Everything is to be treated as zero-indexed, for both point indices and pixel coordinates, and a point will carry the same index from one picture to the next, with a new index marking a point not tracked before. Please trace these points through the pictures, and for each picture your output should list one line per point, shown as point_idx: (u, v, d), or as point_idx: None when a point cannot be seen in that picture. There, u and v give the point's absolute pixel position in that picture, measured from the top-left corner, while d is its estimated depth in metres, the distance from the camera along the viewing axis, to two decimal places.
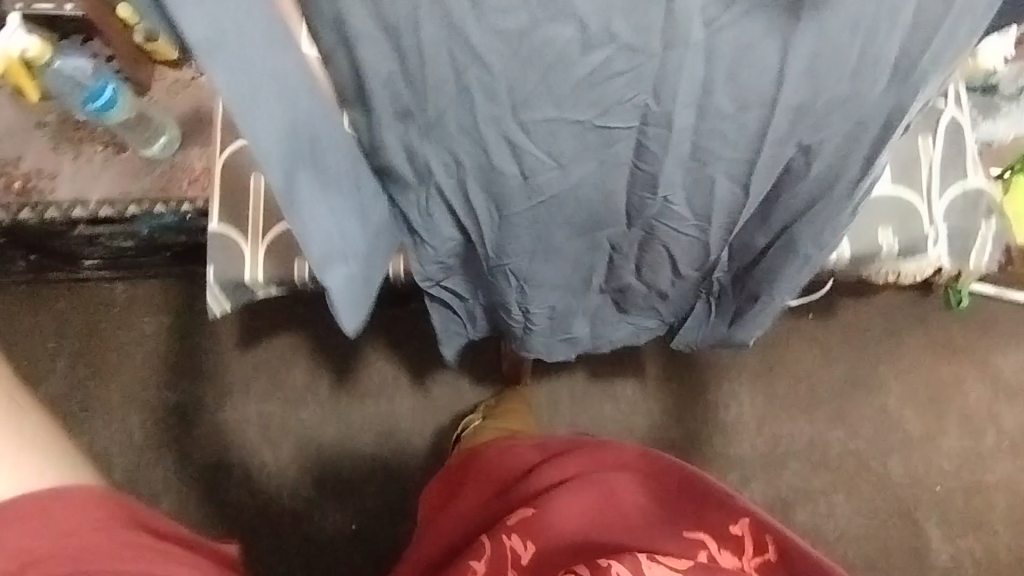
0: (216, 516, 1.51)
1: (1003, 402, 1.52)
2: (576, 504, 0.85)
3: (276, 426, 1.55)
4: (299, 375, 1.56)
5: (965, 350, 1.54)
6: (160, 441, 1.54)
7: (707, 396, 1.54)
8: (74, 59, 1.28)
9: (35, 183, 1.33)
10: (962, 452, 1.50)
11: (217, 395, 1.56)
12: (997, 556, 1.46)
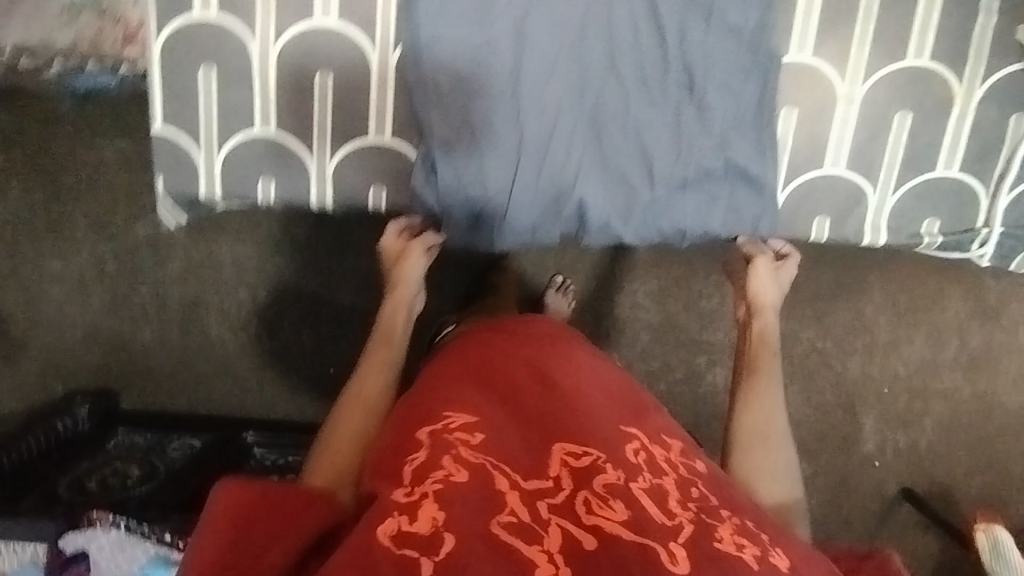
0: (197, 348, 1.53)
1: (975, 320, 1.55)
2: (521, 422, 0.83)
3: (253, 269, 1.51)
4: (276, 221, 1.50)
5: (948, 268, 1.53)
6: (135, 272, 1.50)
7: (691, 284, 1.52)
8: None
9: None
10: (920, 360, 1.57)
11: (193, 234, 1.49)
12: (918, 448, 1.60)
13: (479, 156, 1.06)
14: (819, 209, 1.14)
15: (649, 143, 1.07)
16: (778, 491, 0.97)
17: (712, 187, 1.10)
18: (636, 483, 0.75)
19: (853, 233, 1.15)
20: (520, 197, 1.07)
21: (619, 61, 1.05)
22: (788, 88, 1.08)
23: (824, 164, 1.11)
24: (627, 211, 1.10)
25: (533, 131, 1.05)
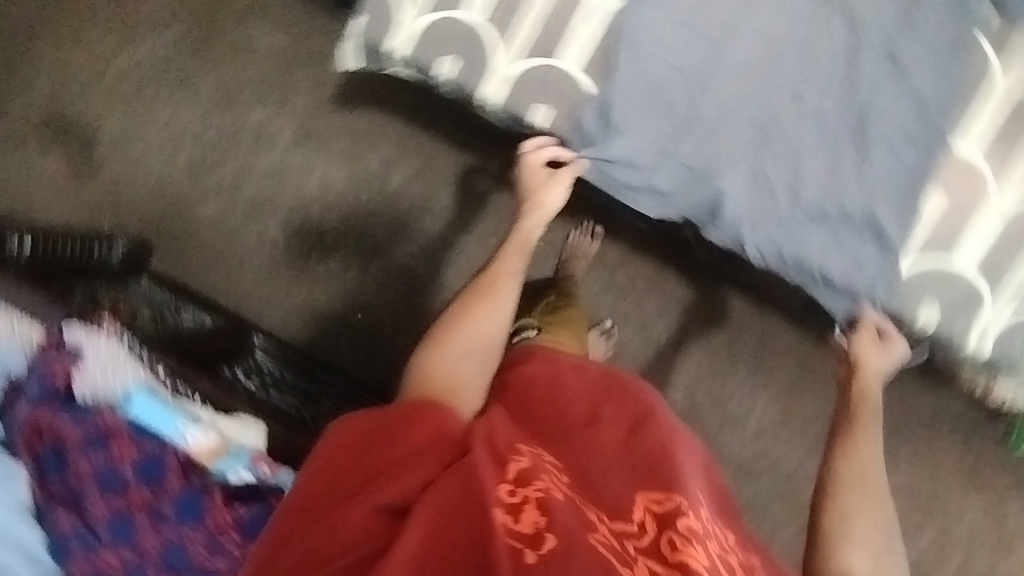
0: (246, 237, 1.53)
1: (988, 546, 1.40)
2: (600, 455, 0.79)
3: (333, 189, 1.53)
4: (373, 156, 1.52)
5: (980, 473, 1.41)
6: (229, 144, 1.54)
7: (727, 384, 1.44)
8: None
9: None
10: (920, 562, 1.40)
11: (297, 134, 1.54)
12: None
13: (638, 110, 1.04)
14: (933, 296, 1.03)
15: (810, 172, 1.01)
16: (872, 569, 0.75)
17: (842, 230, 1.03)
18: (710, 539, 0.72)
19: (960, 334, 1.03)
20: (660, 163, 1.05)
21: (809, 105, 1.00)
22: (944, 165, 1.01)
23: (951, 255, 1.02)
24: (763, 222, 1.05)
25: (701, 113, 1.03)
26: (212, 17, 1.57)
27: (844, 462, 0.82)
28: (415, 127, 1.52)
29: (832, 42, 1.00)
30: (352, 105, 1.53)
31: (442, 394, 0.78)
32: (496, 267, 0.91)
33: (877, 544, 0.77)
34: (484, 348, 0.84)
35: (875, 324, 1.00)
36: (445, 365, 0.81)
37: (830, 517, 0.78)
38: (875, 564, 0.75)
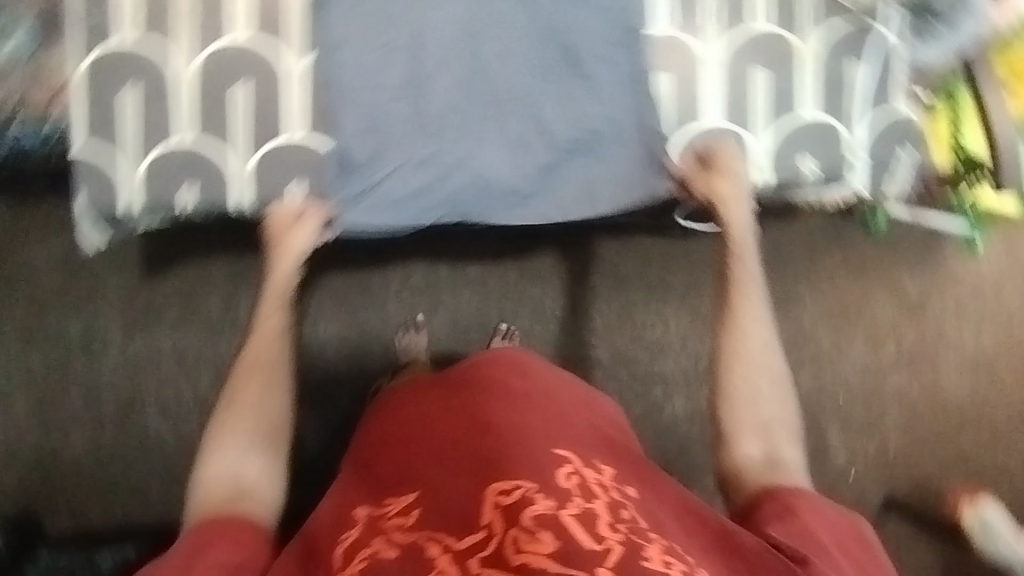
0: (111, 454, 1.34)
1: (906, 319, 1.44)
2: (443, 450, 0.67)
3: (165, 358, 1.34)
4: (187, 305, 1.35)
5: (871, 264, 1.45)
6: (35, 376, 1.33)
7: (636, 316, 1.42)
8: None
9: None
10: (865, 367, 1.43)
11: (97, 328, 1.34)
12: (886, 459, 1.42)
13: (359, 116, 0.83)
14: (753, 156, 0.84)
15: (547, 110, 0.83)
16: (764, 443, 0.71)
17: (613, 148, 0.85)
18: (565, 509, 0.58)
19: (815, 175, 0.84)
20: (396, 175, 0.84)
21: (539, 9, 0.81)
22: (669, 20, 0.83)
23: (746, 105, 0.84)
24: (526, 191, 0.86)
25: (415, 89, 0.82)
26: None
27: (727, 338, 0.75)
28: (215, 258, 1.34)
29: None
30: (137, 270, 1.34)
31: (230, 503, 0.70)
32: (252, 350, 0.77)
33: (765, 414, 0.72)
34: (268, 423, 0.74)
35: (700, 145, 0.84)
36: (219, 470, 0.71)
37: (724, 406, 0.73)
38: (765, 438, 0.71)
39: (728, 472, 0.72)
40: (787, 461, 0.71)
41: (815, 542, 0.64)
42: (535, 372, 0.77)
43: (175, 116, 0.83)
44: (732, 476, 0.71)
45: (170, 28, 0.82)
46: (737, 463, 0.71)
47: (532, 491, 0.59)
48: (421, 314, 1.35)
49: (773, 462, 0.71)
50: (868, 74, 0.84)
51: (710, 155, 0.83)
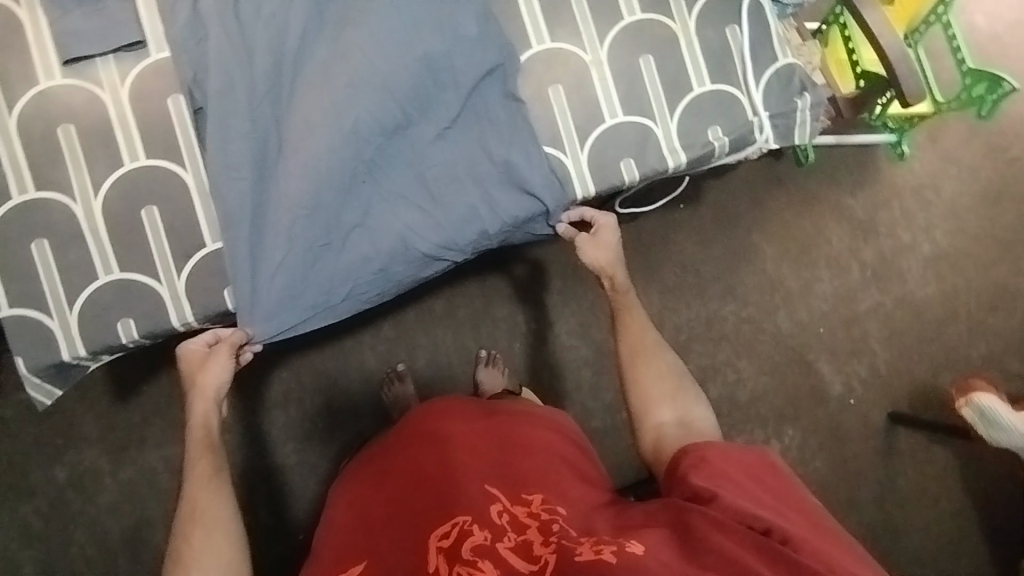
0: None
1: (860, 238, 1.47)
2: (380, 518, 0.64)
3: (146, 486, 1.28)
4: (155, 427, 1.29)
5: (813, 196, 1.47)
6: (13, 546, 1.25)
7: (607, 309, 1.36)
8: None
9: None
10: (835, 294, 1.45)
11: (66, 477, 1.27)
12: (879, 375, 1.44)
13: (246, 220, 0.76)
14: (619, 149, 0.84)
15: None
16: (676, 410, 0.72)
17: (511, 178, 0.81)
18: (500, 542, 0.56)
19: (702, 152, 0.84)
20: (269, 251, 0.76)
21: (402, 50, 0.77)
22: (525, 41, 0.83)
23: (603, 104, 0.83)
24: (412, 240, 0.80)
25: (292, 178, 0.76)
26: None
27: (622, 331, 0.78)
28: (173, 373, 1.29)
29: None
30: (95, 409, 1.28)
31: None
32: (190, 501, 0.68)
33: (668, 383, 0.73)
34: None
35: (584, 217, 0.85)
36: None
37: (632, 389, 0.74)
38: (674, 404, 0.72)
39: (651, 447, 0.71)
40: (700, 424, 0.71)
41: (730, 480, 0.60)
42: (471, 411, 0.74)
43: (96, 256, 0.76)
44: (654, 448, 0.70)
45: (69, 168, 0.75)
46: (657, 432, 0.71)
47: (466, 524, 0.58)
48: (401, 362, 1.29)
49: (686, 425, 0.71)
50: (747, 38, 0.85)
51: (591, 229, 0.83)
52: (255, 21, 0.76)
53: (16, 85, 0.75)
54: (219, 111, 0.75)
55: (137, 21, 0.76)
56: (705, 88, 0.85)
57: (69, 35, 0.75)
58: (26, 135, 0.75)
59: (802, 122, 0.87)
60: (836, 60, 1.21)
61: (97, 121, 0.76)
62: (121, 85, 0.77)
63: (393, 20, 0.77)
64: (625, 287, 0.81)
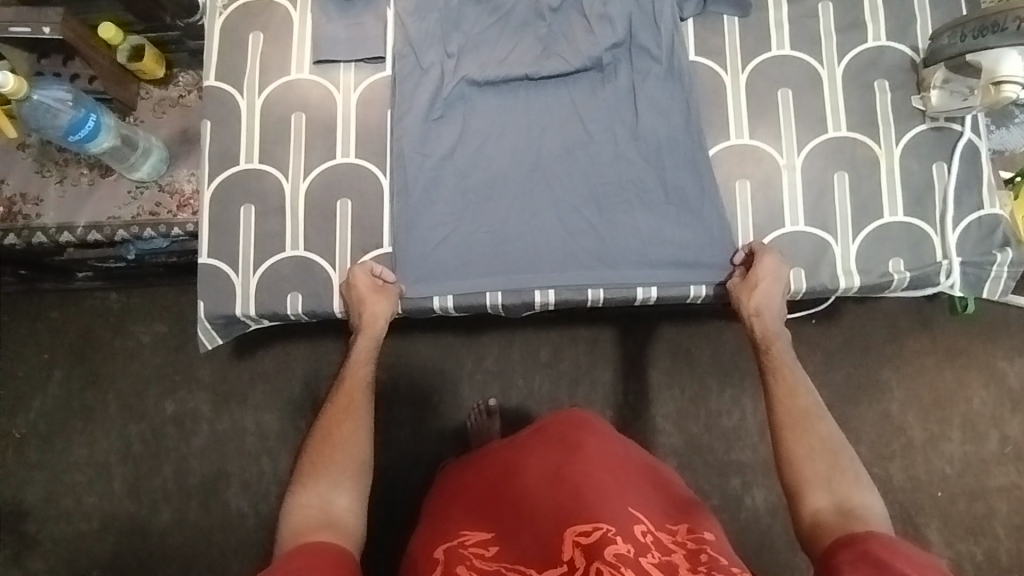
0: (175, 534, 1.33)
1: (1007, 408, 1.30)
2: (523, 499, 0.70)
3: (234, 440, 1.35)
4: (258, 389, 1.37)
5: (963, 351, 1.32)
6: (110, 456, 1.36)
7: (710, 404, 1.31)
8: (53, 87, 0.86)
9: (20, 208, 0.98)
10: (966, 459, 1.29)
11: (174, 411, 1.37)
12: (998, 566, 1.25)
13: (420, 179, 0.83)
14: (792, 257, 0.82)
15: (570, 202, 0.84)
16: (833, 494, 0.63)
17: (673, 269, 0.83)
18: (646, 556, 0.61)
19: (879, 281, 0.81)
20: (444, 184, 0.84)
21: (570, 210, 0.84)
22: (720, 134, 0.85)
23: (785, 212, 0.83)
24: (568, 207, 0.84)
25: (472, 241, 0.83)
26: (65, 347, 1.40)
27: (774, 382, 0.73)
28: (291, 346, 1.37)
29: (573, 170, 0.84)
30: (218, 358, 1.38)
31: (320, 534, 0.64)
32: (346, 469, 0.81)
33: (824, 462, 0.66)
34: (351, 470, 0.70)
35: (749, 251, 0.82)
36: (311, 499, 0.67)
37: (783, 460, 0.67)
38: (831, 487, 0.64)
39: (807, 528, 0.63)
40: (861, 508, 0.62)
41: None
42: (606, 435, 0.79)
43: (286, 231, 0.83)
44: (810, 528, 0.62)
45: (289, 150, 0.85)
46: (811, 518, 0.62)
47: (610, 532, 0.62)
48: (493, 398, 1.30)
49: (845, 510, 0.62)
50: (955, 179, 0.82)
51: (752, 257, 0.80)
52: (487, 29, 0.85)
53: (268, 68, 0.86)
54: (442, 95, 0.84)
55: (383, 38, 0.86)
56: (896, 218, 0.82)
57: (321, 42, 0.85)
58: (262, 114, 0.85)
59: (995, 274, 0.81)
60: None
61: (320, 114, 0.85)
62: (354, 90, 0.86)
63: (566, 191, 0.84)
64: (811, 449, 0.67)
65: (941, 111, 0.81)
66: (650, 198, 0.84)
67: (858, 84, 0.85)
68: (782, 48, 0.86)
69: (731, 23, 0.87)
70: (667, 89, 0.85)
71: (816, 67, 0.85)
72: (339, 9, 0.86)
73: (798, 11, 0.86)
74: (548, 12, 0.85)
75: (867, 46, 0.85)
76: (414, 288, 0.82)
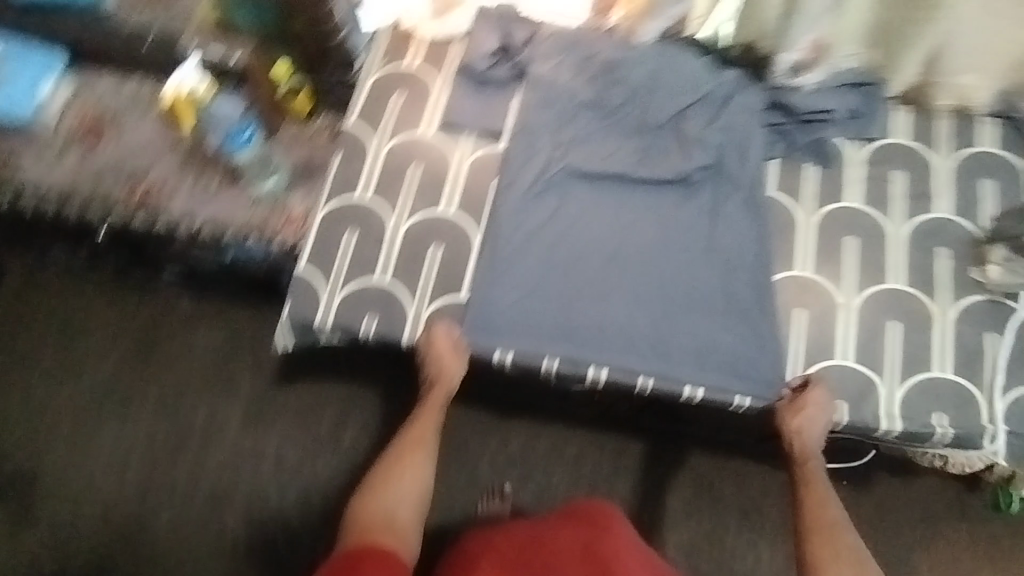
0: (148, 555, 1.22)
1: None
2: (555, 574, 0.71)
3: None
4: None
5: (1004, 554, 1.25)
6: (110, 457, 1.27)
7: (727, 543, 1.26)
8: (229, 101, 1.09)
9: (153, 196, 1.11)
10: None
11: None
12: None
13: (508, 243, 0.92)
14: (838, 390, 0.85)
15: (638, 294, 0.90)
16: None
17: (723, 376, 0.87)
18: None
19: (921, 430, 0.83)
20: (528, 253, 0.92)
21: (638, 301, 0.90)
22: (785, 262, 0.92)
23: (836, 345, 0.87)
24: (636, 298, 0.90)
25: (542, 308, 0.90)
26: (99, 335, 1.34)
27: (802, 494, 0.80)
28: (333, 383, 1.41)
29: (647, 267, 0.91)
30: None
31: (384, 532, 0.74)
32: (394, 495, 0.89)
33: (850, 569, 0.72)
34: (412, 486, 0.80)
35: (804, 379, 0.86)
36: (378, 506, 0.76)
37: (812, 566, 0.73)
38: None
39: None
40: None
41: None
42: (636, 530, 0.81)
43: (379, 260, 0.93)
44: None
45: (400, 193, 0.96)
46: None
47: None
48: (509, 482, 1.29)
49: None
50: (1005, 352, 0.86)
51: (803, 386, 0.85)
52: (595, 131, 0.96)
53: (400, 124, 0.99)
54: (544, 177, 0.95)
55: (504, 121, 0.99)
56: (944, 375, 0.85)
57: (451, 113, 0.99)
58: (386, 159, 0.98)
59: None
60: None
61: (435, 170, 0.97)
62: (468, 156, 0.98)
63: (638, 283, 0.91)
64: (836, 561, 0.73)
65: (1000, 286, 0.87)
66: (714, 307, 0.90)
67: (920, 246, 0.92)
68: (854, 201, 0.95)
69: (812, 172, 0.96)
70: (746, 215, 0.93)
71: (882, 225, 0.93)
72: (473, 89, 1.00)
73: (874, 173, 0.95)
74: (652, 129, 0.95)
75: (932, 218, 0.93)
76: (479, 335, 0.89)
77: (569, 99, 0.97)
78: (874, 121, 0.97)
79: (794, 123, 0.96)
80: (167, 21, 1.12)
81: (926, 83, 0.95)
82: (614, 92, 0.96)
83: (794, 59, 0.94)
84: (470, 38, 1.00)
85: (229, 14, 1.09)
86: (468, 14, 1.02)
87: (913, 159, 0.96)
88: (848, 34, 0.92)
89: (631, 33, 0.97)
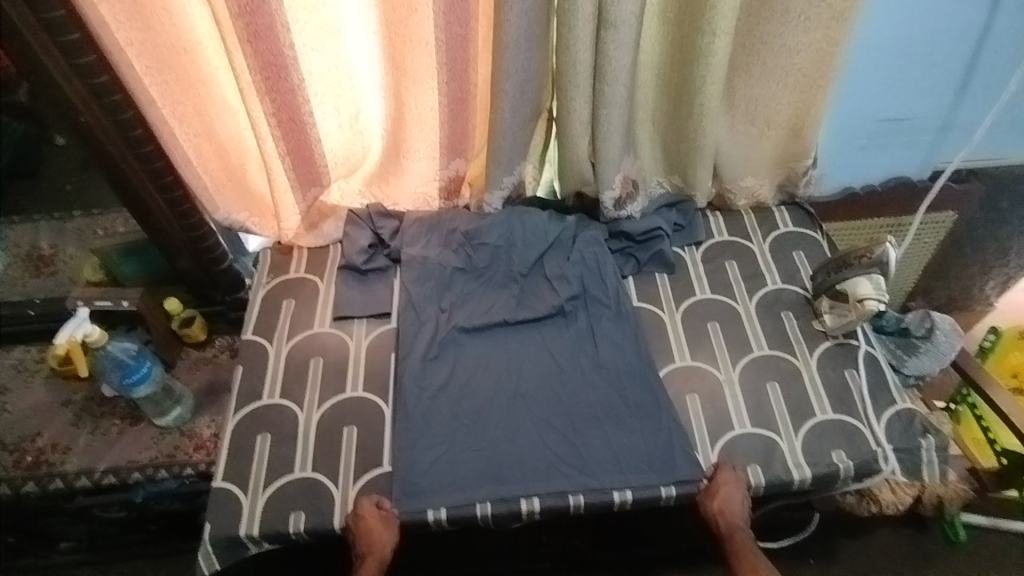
0: None
1: None
2: None
3: None
4: None
5: None
6: None
7: None
8: (125, 341, 1.04)
9: (47, 457, 1.07)
10: None
11: None
12: None
13: (418, 406, 0.97)
14: (745, 455, 0.93)
15: (550, 420, 0.97)
16: None
17: (646, 474, 0.92)
18: None
19: (826, 470, 0.91)
20: (440, 410, 0.97)
21: (550, 426, 0.96)
22: (666, 357, 1.03)
23: (732, 415, 0.96)
24: (549, 424, 0.96)
25: (465, 457, 0.93)
26: None
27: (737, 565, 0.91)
28: None
29: (549, 394, 0.99)
30: None
31: None
32: None
33: None
34: None
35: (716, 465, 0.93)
36: None
37: None
38: None
39: None
40: None
41: None
42: None
43: (296, 455, 0.93)
44: None
45: (307, 386, 1.00)
46: None
47: None
48: None
49: None
50: (866, 383, 0.98)
51: (714, 472, 0.92)
52: (472, 292, 1.08)
53: (294, 325, 1.07)
54: (436, 341, 1.03)
55: (391, 300, 1.09)
56: (828, 416, 0.96)
57: (342, 305, 1.08)
58: (288, 358, 1.03)
59: (928, 459, 0.93)
60: (972, 438, 1.26)
61: (337, 358, 1.03)
62: (365, 337, 1.05)
63: (547, 410, 0.98)
64: None
65: (837, 330, 1.02)
66: (619, 414, 0.97)
67: (768, 315, 1.07)
68: (704, 292, 1.10)
69: (662, 279, 1.12)
70: (621, 326, 1.05)
71: (733, 305, 1.08)
72: (359, 281, 1.11)
73: (710, 267, 1.13)
74: (521, 276, 1.09)
75: (769, 290, 1.09)
76: (410, 503, 0.89)
77: (444, 269, 1.09)
78: (694, 226, 1.16)
79: (634, 245, 1.14)
80: (54, 288, 1.19)
81: (722, 192, 1.19)
82: (481, 254, 1.10)
83: (613, 196, 1.09)
84: (345, 238, 1.13)
85: (112, 267, 1.16)
86: (338, 221, 1.15)
87: (737, 249, 1.15)
88: (649, 169, 1.17)
89: (480, 206, 1.14)
